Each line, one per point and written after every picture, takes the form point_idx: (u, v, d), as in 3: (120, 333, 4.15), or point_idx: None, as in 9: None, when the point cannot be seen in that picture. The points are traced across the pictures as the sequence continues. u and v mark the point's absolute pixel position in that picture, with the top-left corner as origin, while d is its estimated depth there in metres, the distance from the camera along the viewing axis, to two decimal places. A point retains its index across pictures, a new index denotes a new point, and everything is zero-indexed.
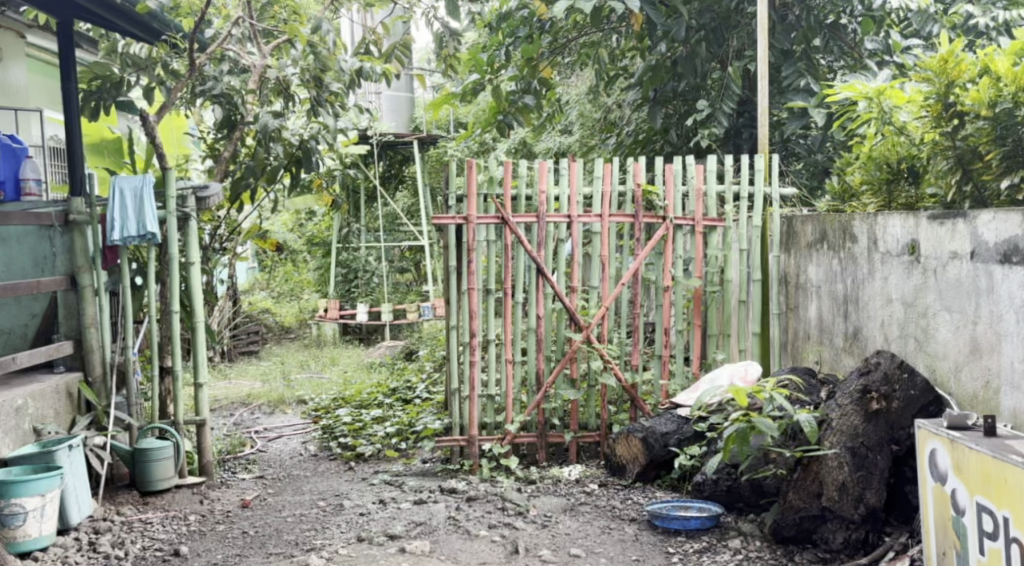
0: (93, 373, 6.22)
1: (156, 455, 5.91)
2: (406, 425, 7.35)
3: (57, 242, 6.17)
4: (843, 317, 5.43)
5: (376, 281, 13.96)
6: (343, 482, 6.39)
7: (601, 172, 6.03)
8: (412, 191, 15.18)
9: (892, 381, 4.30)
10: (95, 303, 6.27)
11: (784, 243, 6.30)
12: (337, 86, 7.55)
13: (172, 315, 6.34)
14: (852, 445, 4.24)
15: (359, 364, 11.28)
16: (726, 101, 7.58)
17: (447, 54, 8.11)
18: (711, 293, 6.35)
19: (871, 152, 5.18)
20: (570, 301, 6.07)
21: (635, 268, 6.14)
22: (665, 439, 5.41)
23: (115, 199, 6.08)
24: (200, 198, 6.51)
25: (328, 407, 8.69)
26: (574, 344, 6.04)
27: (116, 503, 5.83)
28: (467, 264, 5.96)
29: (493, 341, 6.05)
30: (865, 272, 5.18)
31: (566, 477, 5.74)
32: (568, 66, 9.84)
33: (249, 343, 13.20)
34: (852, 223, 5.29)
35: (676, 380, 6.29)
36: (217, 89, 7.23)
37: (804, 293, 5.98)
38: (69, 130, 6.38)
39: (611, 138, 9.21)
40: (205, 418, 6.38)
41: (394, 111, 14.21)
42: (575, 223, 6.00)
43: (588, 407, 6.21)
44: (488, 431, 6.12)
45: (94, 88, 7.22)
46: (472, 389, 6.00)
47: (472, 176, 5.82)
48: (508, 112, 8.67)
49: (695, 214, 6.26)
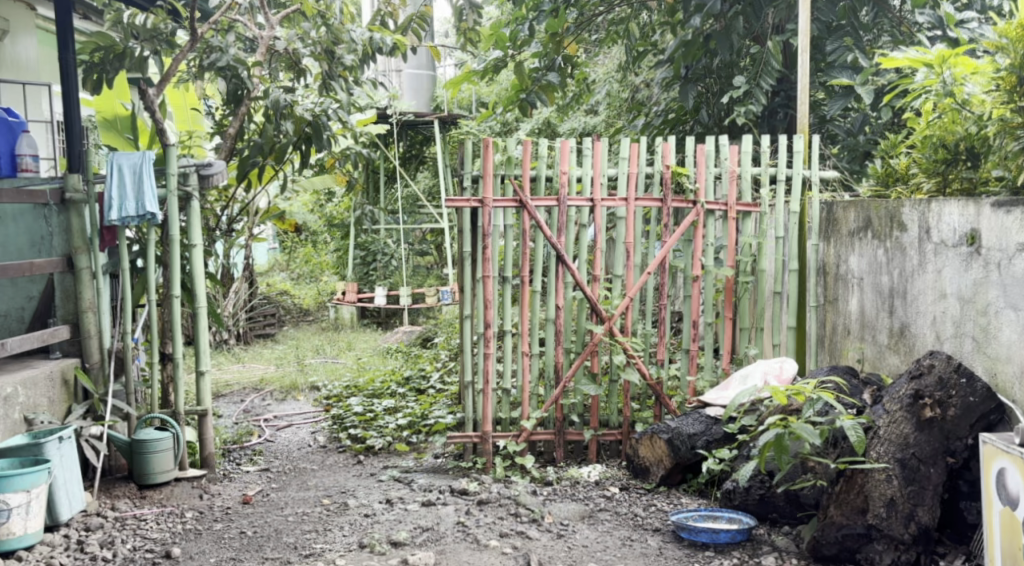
0: (90, 359, 5.91)
1: (154, 447, 5.63)
2: (418, 418, 7.01)
3: (53, 221, 5.85)
4: (888, 311, 5.04)
5: (395, 265, 13.63)
6: (350, 478, 6.06)
7: (628, 153, 5.63)
8: (433, 172, 14.84)
9: (948, 386, 3.87)
10: (93, 287, 5.95)
11: (823, 230, 5.85)
12: (351, 59, 7.16)
13: (173, 299, 6.01)
14: (902, 457, 3.86)
15: (375, 350, 10.95)
16: (766, 78, 7.12)
17: (467, 28, 7.77)
18: (744, 283, 5.91)
19: (926, 131, 4.87)
20: (591, 290, 5.67)
21: (662, 256, 5.73)
22: (693, 441, 5.04)
23: (112, 176, 5.78)
24: (203, 176, 6.18)
25: (340, 395, 8.36)
26: (596, 336, 5.65)
27: (112, 496, 5.55)
28: (481, 249, 5.61)
29: (510, 332, 5.70)
30: (914, 263, 4.77)
31: (584, 479, 5.37)
32: (594, 44, 9.42)
33: (266, 326, 12.80)
34: (901, 209, 4.87)
35: (704, 375, 5.89)
36: (222, 61, 6.67)
37: (844, 285, 5.57)
38: (65, 100, 6.00)
39: (638, 118, 8.79)
40: (207, 409, 6.08)
41: (416, 90, 13.65)
42: (598, 207, 5.60)
43: (610, 402, 5.82)
44: (503, 427, 5.76)
45: (97, 60, 6.77)
46: (487, 382, 5.65)
47: (489, 156, 5.48)
48: (530, 91, 8.23)
49: (728, 198, 5.86)
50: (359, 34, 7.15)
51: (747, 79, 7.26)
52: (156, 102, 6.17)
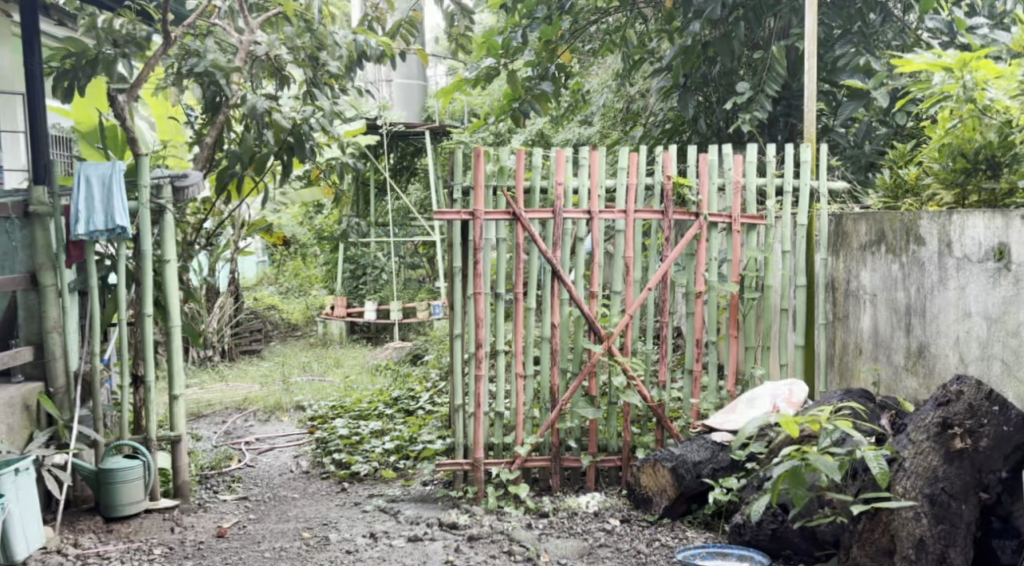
0: (55, 384, 5.56)
1: (121, 477, 5.29)
2: (406, 441, 6.67)
3: (16, 236, 5.50)
4: (904, 330, 4.76)
5: (385, 278, 13.30)
6: (333, 508, 5.71)
7: (626, 162, 5.32)
8: (424, 184, 14.53)
9: (979, 414, 3.62)
10: (59, 306, 5.60)
11: (832, 244, 5.52)
12: (336, 65, 6.84)
13: (145, 319, 5.67)
14: (932, 493, 3.59)
15: (364, 366, 10.59)
16: (771, 84, 6.84)
17: (459, 34, 7.49)
18: (749, 300, 5.60)
19: (943, 140, 4.60)
20: (589, 308, 5.35)
21: (663, 271, 5.42)
22: (698, 469, 4.75)
23: (80, 188, 5.45)
24: (177, 188, 5.85)
25: (325, 416, 8.00)
26: (594, 356, 5.33)
27: (76, 531, 5.21)
28: (473, 264, 5.29)
29: (503, 350, 5.37)
30: (933, 280, 4.52)
31: (582, 509, 5.04)
32: (588, 53, 9.14)
33: (252, 342, 12.27)
34: (918, 222, 4.61)
35: (708, 398, 5.58)
36: (199, 66, 6.32)
37: (855, 302, 5.26)
38: (30, 111, 5.84)
39: (634, 128, 8.51)
40: (181, 435, 5.73)
41: (407, 101, 13.42)
42: (596, 220, 5.29)
43: (609, 426, 5.49)
44: (496, 453, 5.42)
45: (68, 67, 6.40)
46: (478, 405, 5.31)
47: (480, 165, 5.18)
48: (524, 100, 7.87)
49: (733, 210, 5.54)
50: (342, 37, 6.88)
51: (751, 86, 6.98)
52: (126, 110, 5.84)
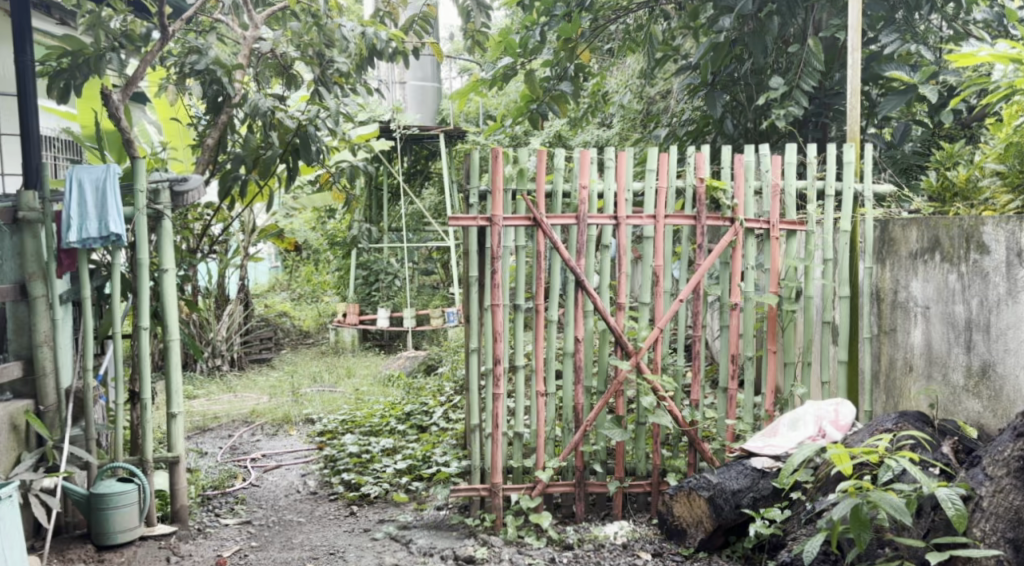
0: (46, 401, 5.19)
1: (114, 502, 4.93)
2: (419, 461, 6.29)
3: (5, 244, 5.14)
4: (965, 347, 4.41)
5: (398, 284, 12.90)
6: (341, 535, 5.34)
7: (656, 164, 4.93)
8: (439, 188, 14.13)
9: None
10: (50, 318, 5.22)
11: (877, 252, 5.09)
12: (344, 62, 6.45)
13: (141, 332, 5.30)
14: (1015, 537, 3.45)
15: (376, 377, 10.19)
16: (808, 79, 6.43)
17: (474, 30, 7.10)
18: (788, 313, 5.18)
19: (1012, 140, 4.53)
20: (616, 321, 4.96)
21: (696, 281, 5.01)
22: (737, 499, 4.35)
23: (72, 193, 5.07)
24: (177, 192, 5.48)
25: (335, 431, 7.61)
26: (620, 374, 4.92)
27: (65, 561, 4.86)
28: (490, 274, 4.90)
29: (523, 366, 4.97)
30: (1000, 293, 4.20)
31: (610, 541, 4.67)
32: (609, 52, 8.73)
33: (261, 351, 12.00)
34: (981, 229, 4.29)
35: (744, 417, 5.15)
36: (199, 63, 6.00)
37: (904, 315, 4.86)
38: (21, 109, 5.51)
39: (657, 129, 8.11)
40: (179, 455, 5.36)
41: (421, 103, 13.06)
42: (622, 226, 4.89)
43: (637, 448, 5.10)
44: (515, 478, 5.02)
45: (63, 67, 6.02)
46: (496, 425, 4.93)
47: (498, 168, 4.79)
48: (542, 101, 7.50)
49: (771, 216, 5.13)
50: (350, 30, 6.25)
51: (786, 82, 6.56)
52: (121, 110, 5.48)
